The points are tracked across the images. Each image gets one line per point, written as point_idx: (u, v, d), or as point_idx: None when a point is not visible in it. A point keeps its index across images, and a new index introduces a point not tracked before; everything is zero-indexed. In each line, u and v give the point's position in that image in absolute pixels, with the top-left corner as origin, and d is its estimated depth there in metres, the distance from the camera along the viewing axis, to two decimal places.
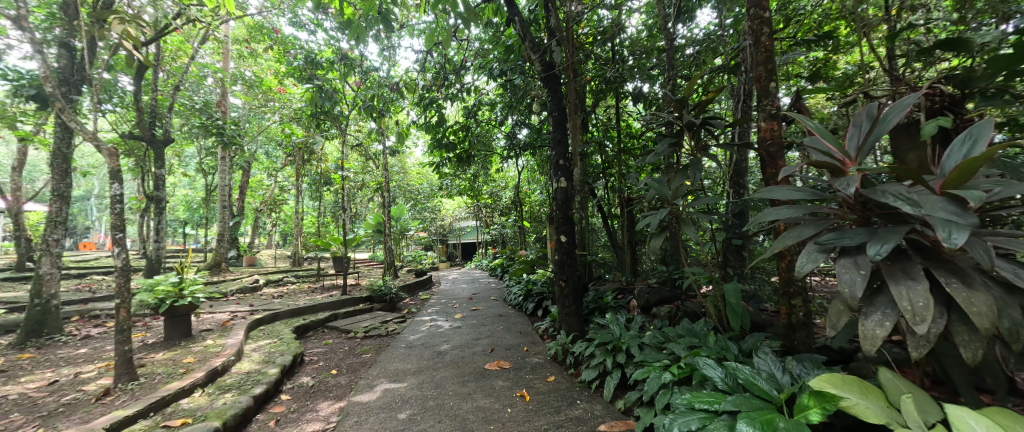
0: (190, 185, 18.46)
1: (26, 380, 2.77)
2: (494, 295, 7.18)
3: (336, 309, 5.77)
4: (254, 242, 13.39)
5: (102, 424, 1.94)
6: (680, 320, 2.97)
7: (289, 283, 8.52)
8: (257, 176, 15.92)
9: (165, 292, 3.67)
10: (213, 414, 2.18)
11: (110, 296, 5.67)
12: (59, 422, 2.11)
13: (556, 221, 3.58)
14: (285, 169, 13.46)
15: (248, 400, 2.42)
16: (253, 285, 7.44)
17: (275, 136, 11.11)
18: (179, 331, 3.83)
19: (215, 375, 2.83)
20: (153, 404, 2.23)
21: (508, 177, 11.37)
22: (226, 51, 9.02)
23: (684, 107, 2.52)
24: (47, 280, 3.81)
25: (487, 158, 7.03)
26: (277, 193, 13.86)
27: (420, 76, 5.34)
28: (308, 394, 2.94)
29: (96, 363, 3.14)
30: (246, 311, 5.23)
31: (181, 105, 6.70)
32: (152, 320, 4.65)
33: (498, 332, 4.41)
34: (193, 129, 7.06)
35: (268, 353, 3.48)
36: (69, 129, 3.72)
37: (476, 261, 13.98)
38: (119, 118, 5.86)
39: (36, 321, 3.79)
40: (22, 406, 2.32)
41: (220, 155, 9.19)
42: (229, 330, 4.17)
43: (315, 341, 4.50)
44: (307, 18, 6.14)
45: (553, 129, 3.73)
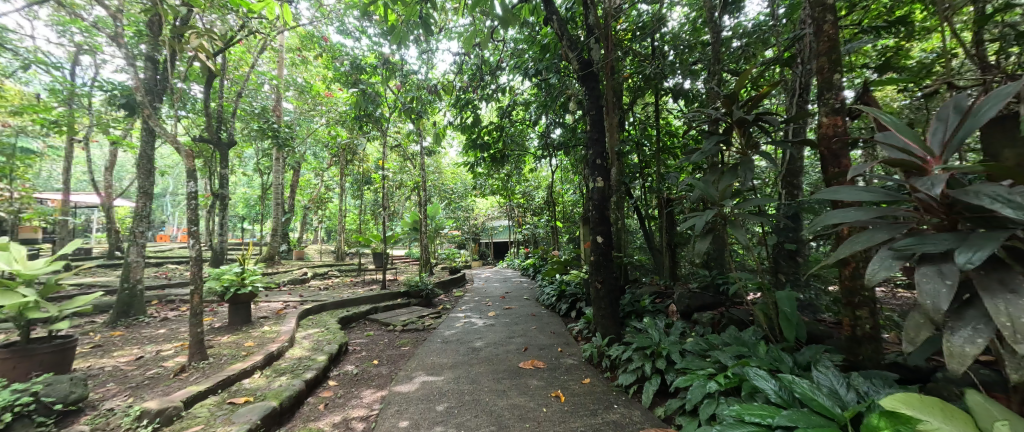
0: (248, 185, 20.08)
1: (119, 354, 3.15)
2: (526, 295, 7.20)
3: (376, 302, 6.04)
4: (302, 237, 14.30)
5: (180, 397, 2.16)
6: (725, 328, 2.82)
7: (333, 277, 9.04)
8: (305, 176, 17.05)
9: (230, 280, 4.03)
10: (271, 395, 2.36)
11: (182, 283, 6.31)
12: (147, 392, 2.39)
13: (592, 221, 3.52)
14: (330, 169, 14.30)
15: (301, 384, 2.60)
16: (302, 277, 7.97)
17: (323, 138, 11.81)
18: (241, 317, 4.18)
19: (272, 359, 3.06)
20: (220, 382, 2.45)
21: (541, 176, 11.29)
22: (281, 60, 9.76)
23: (734, 103, 2.38)
24: (135, 266, 4.30)
25: (521, 158, 7.06)
26: (324, 192, 14.76)
27: (457, 78, 5.43)
28: (353, 381, 3.10)
29: (173, 342, 3.51)
30: (296, 301, 5.62)
31: (242, 110, 7.38)
32: (218, 306, 5.12)
33: (531, 331, 4.41)
34: (252, 133, 7.70)
35: (317, 341, 3.73)
36: (153, 133, 4.19)
37: (508, 261, 14.05)
38: (193, 125, 6.51)
39: (125, 303, 4.30)
40: (116, 377, 2.65)
41: (275, 156, 9.97)
42: (282, 318, 4.51)
43: (358, 332, 4.73)
44: (353, 25, 6.49)
45: (590, 128, 3.69)
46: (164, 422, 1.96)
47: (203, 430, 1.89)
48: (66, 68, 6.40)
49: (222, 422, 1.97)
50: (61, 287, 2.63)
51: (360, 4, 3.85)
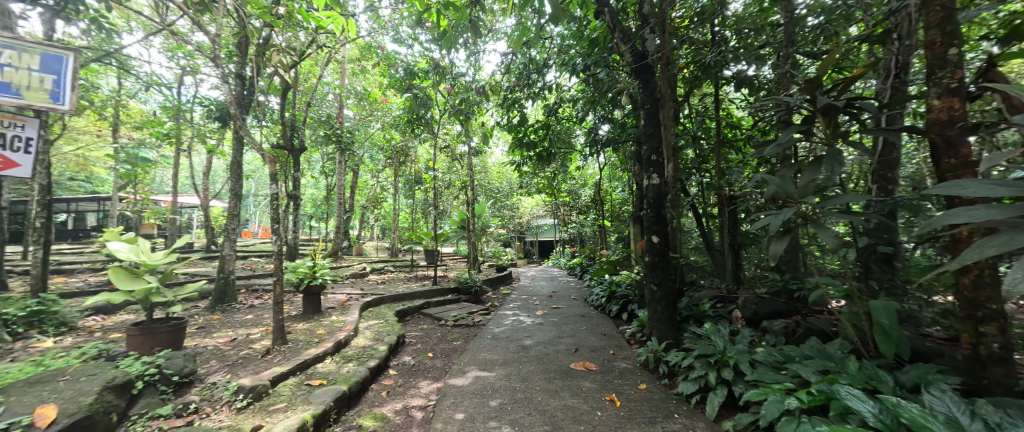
0: (315, 186, 21.98)
1: (217, 335, 3.61)
2: (574, 295, 7.09)
3: (429, 297, 6.30)
4: (361, 235, 15.36)
5: (267, 376, 2.43)
6: (802, 339, 2.55)
7: (388, 272, 9.61)
8: (363, 177, 18.28)
9: (304, 273, 4.44)
10: (341, 379, 2.56)
11: (263, 275, 7.08)
12: (240, 370, 2.71)
13: (647, 220, 3.36)
14: (385, 170, 15.20)
15: (365, 371, 2.79)
16: (362, 271, 8.55)
17: (379, 142, 12.57)
18: (313, 307, 4.59)
19: (340, 346, 3.33)
20: (299, 365, 2.71)
21: (588, 174, 11.04)
22: (343, 70, 10.53)
23: (817, 88, 2.12)
24: (228, 259, 4.89)
25: (569, 155, 6.96)
26: (380, 192, 15.72)
27: (505, 78, 5.48)
28: (411, 371, 3.27)
29: (258, 327, 3.94)
30: (358, 294, 6.05)
31: (311, 118, 8.08)
32: (292, 296, 5.67)
33: (581, 332, 4.33)
34: (319, 139, 8.41)
35: (378, 332, 3.98)
36: (240, 142, 4.74)
37: (554, 259, 13.95)
38: (271, 133, 7.26)
39: (220, 291, 4.92)
40: (216, 356, 3.04)
41: (338, 159, 10.80)
42: (347, 309, 4.87)
43: (413, 325, 4.98)
44: (406, 33, 6.82)
45: (644, 122, 3.53)
46: (255, 398, 2.21)
47: (286, 408, 2.11)
48: (175, 87, 7.47)
49: (301, 401, 2.17)
50: (175, 276, 3.05)
51: (415, 12, 4.03)
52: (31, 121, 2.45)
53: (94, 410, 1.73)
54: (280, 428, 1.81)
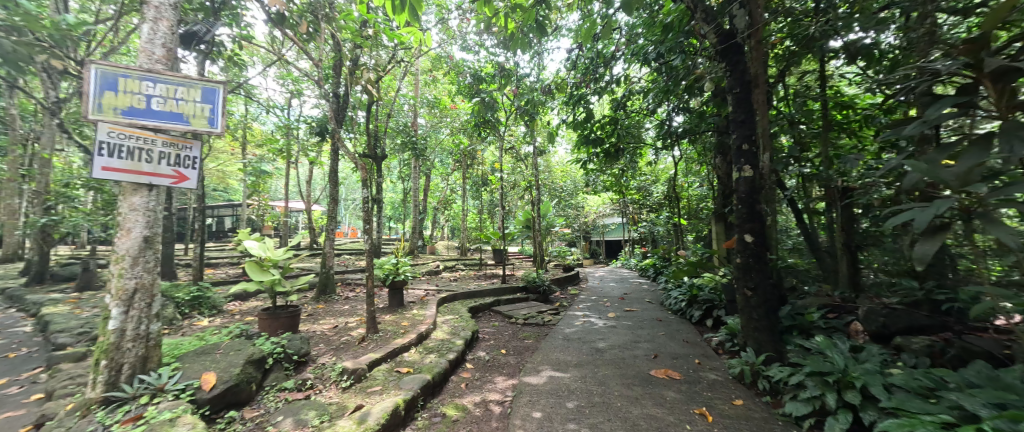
0: (394, 190, 24.00)
1: (321, 322, 4.13)
2: (648, 297, 6.70)
3: (500, 295, 6.46)
4: (434, 235, 16.36)
5: (364, 360, 2.70)
6: (957, 362, 2.06)
7: (459, 270, 10.07)
8: (435, 181, 19.47)
9: (389, 269, 4.85)
10: (425, 369, 2.74)
11: (353, 270, 7.92)
12: (342, 354, 3.05)
13: (738, 218, 3.00)
14: (454, 174, 15.98)
15: (446, 363, 2.94)
16: (436, 269, 9.09)
17: (449, 147, 13.27)
18: (397, 300, 5.00)
19: (422, 338, 3.57)
20: (389, 353, 2.97)
21: (660, 169, 10.35)
22: (417, 81, 11.31)
23: (980, 49, 1.68)
24: (327, 256, 5.56)
25: (639, 151, 6.59)
26: (450, 194, 16.58)
27: (570, 74, 5.36)
28: (486, 366, 3.38)
29: (353, 316, 4.41)
30: (434, 290, 6.44)
31: (390, 128, 8.82)
32: (378, 290, 6.24)
33: (660, 337, 4.06)
34: (398, 147, 9.15)
35: (454, 326, 4.19)
36: (335, 153, 5.37)
37: (624, 260, 13.35)
38: (358, 144, 8.09)
39: (321, 284, 5.61)
40: (322, 340, 3.48)
41: (413, 165, 11.64)
42: (426, 303, 5.22)
43: (486, 322, 5.14)
44: (473, 41, 7.07)
45: (732, 108, 3.17)
46: (356, 379, 2.47)
47: (381, 391, 2.31)
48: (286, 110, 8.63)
49: (394, 386, 2.37)
50: (292, 269, 3.54)
51: (483, 17, 4.13)
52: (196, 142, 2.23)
53: (240, 379, 2.09)
54: (378, 409, 1.99)
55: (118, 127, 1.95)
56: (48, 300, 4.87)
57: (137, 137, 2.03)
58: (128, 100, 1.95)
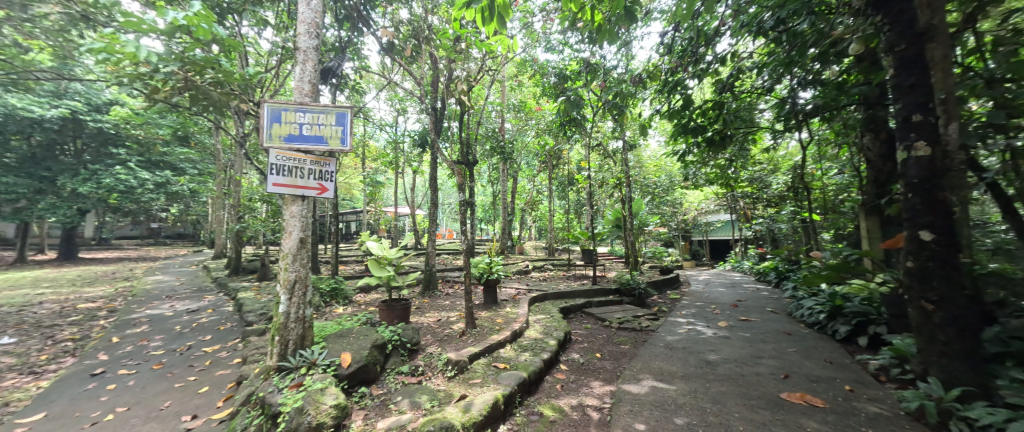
0: (483, 193, 25.39)
1: (428, 315, 4.57)
2: (769, 306, 5.83)
3: (591, 296, 6.32)
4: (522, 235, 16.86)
5: (465, 353, 2.90)
6: None
7: (548, 270, 10.16)
8: (522, 182, 19.99)
9: (482, 268, 5.11)
10: (521, 366, 2.83)
11: (452, 269, 8.59)
12: (446, 345, 3.34)
13: (912, 214, 2.21)
14: (540, 174, 16.19)
15: (540, 362, 3.00)
16: (526, 269, 9.32)
17: (534, 148, 13.47)
18: (491, 298, 5.26)
19: (517, 336, 3.70)
20: (488, 348, 3.15)
21: (780, 157, 8.90)
22: (503, 87, 11.75)
23: None
24: (430, 255, 6.11)
25: (752, 137, 5.78)
26: (536, 195, 16.84)
27: (663, 61, 4.97)
28: (582, 369, 3.34)
29: (455, 311, 4.78)
30: (525, 289, 6.61)
31: (481, 135, 9.34)
32: (475, 287, 6.66)
33: (786, 353, 3.50)
34: (487, 152, 9.62)
35: (547, 326, 4.25)
36: (435, 160, 5.86)
37: (734, 262, 11.85)
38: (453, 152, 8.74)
39: (426, 280, 6.21)
40: (430, 331, 3.85)
41: (501, 168, 12.16)
42: (518, 302, 5.39)
43: (578, 323, 5.08)
44: (557, 40, 7.05)
45: (893, 71, 2.39)
46: (458, 370, 2.68)
47: (482, 383, 2.46)
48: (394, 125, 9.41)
49: (492, 380, 2.51)
50: (403, 266, 3.99)
51: (569, 15, 4.07)
52: (330, 160, 2.65)
53: (368, 360, 2.43)
54: (480, 400, 2.12)
55: (282, 151, 2.44)
56: (238, 288, 6.34)
57: (293, 158, 2.49)
58: (288, 128, 2.45)
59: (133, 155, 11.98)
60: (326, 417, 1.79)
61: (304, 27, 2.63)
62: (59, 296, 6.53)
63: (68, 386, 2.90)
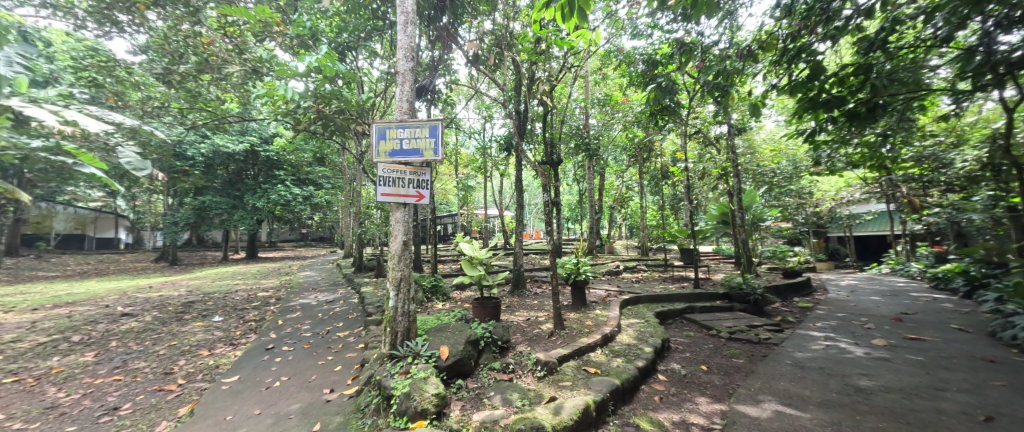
0: (570, 192, 25.10)
1: (517, 314, 4.69)
2: (958, 323, 4.46)
3: (692, 301, 5.73)
4: (611, 234, 16.19)
5: (555, 354, 2.89)
6: None
7: (642, 271, 9.55)
8: (610, 179, 19.18)
9: (570, 268, 5.00)
10: (614, 373, 2.70)
11: (541, 268, 8.68)
12: (536, 345, 3.38)
13: None
14: (630, 169, 15.34)
15: (635, 370, 2.81)
16: (617, 269, 8.91)
17: (622, 142, 12.81)
18: (580, 299, 5.15)
19: (608, 340, 3.55)
20: (577, 350, 3.08)
21: (966, 127, 6.75)
22: (587, 82, 11.45)
23: None
24: (518, 255, 6.26)
25: (915, 106, 4.53)
26: (626, 192, 15.99)
27: (779, 28, 4.23)
28: (684, 382, 3.03)
29: (543, 311, 4.80)
30: (616, 291, 6.31)
31: (565, 133, 9.24)
32: (563, 288, 6.61)
33: (978, 386, 2.65)
34: (572, 150, 9.47)
35: (641, 331, 3.98)
36: (521, 163, 5.99)
37: (899, 265, 9.33)
38: (538, 152, 8.83)
39: (515, 279, 6.38)
40: (520, 330, 3.95)
41: (587, 165, 11.88)
42: (609, 304, 5.18)
43: (678, 330, 4.64)
44: (645, 24, 6.58)
45: None
46: (548, 371, 2.67)
47: (572, 387, 2.42)
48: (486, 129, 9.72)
49: (583, 385, 2.44)
50: (492, 266, 4.17)
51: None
52: (425, 170, 2.89)
53: (463, 354, 2.58)
54: (571, 404, 2.07)
55: (388, 164, 2.77)
56: (361, 283, 7.41)
57: (396, 172, 2.78)
58: (392, 144, 2.77)
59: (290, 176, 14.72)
60: (429, 404, 1.95)
61: (403, 53, 2.92)
62: (244, 286, 8.50)
63: (251, 356, 3.74)
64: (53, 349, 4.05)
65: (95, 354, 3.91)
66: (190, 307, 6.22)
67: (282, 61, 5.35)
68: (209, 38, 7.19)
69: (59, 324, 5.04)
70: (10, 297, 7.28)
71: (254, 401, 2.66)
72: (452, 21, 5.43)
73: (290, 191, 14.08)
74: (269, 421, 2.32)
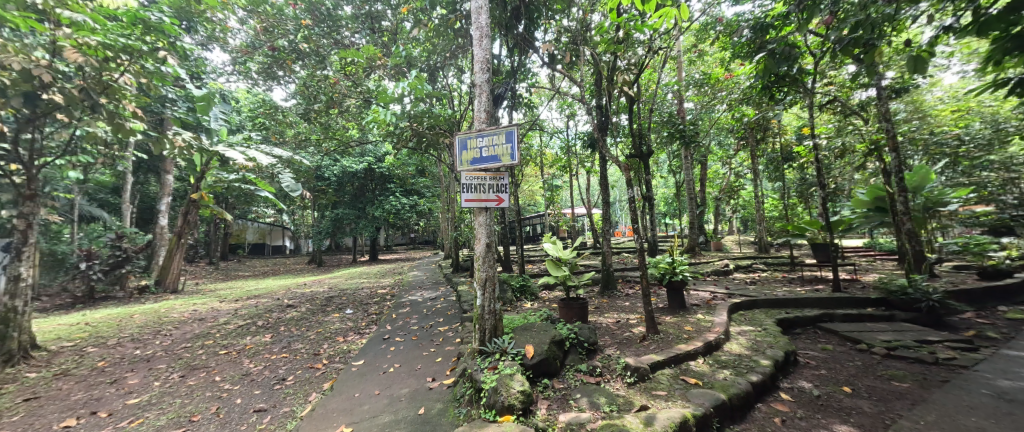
0: (668, 184, 23.14)
1: (607, 316, 4.53)
2: None
3: (826, 306, 4.75)
4: (719, 229, 14.43)
5: (647, 361, 2.71)
6: None
7: (758, 270, 8.29)
8: (714, 166, 17.12)
9: (664, 268, 4.59)
10: (719, 386, 2.38)
11: (635, 268, 8.21)
12: (626, 349, 3.20)
13: None
14: (738, 154, 13.47)
15: (747, 384, 2.43)
16: (725, 269, 7.91)
17: (726, 124, 11.33)
18: (678, 301, 4.72)
19: (712, 349, 3.17)
20: (673, 358, 2.83)
21: None
22: (680, 63, 10.44)
23: None
24: (607, 254, 6.02)
25: None
26: (735, 180, 14.08)
27: None
28: (816, 404, 2.48)
29: (635, 314, 4.54)
30: (724, 293, 5.61)
31: (656, 122, 8.57)
32: (659, 289, 6.16)
33: None
34: (665, 139, 8.74)
35: (755, 341, 3.46)
36: (606, 158, 5.74)
37: None
38: (626, 146, 8.36)
39: (605, 279, 6.15)
40: (610, 332, 3.80)
41: (684, 155, 10.85)
42: (714, 308, 4.62)
43: (806, 341, 3.89)
44: None
45: None
46: (639, 378, 2.52)
47: (667, 397, 2.24)
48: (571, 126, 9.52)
49: (680, 396, 2.24)
50: (577, 266, 4.12)
51: None
52: (504, 175, 2.98)
53: (548, 354, 2.61)
54: (665, 415, 1.89)
55: (470, 172, 2.96)
56: (459, 281, 8.04)
57: (478, 178, 2.94)
58: (473, 153, 2.98)
59: (398, 187, 16.79)
60: (515, 400, 2.02)
61: (479, 66, 3.08)
62: (368, 284, 10.01)
63: (372, 344, 4.37)
64: (249, 330, 5.37)
65: (270, 336, 5.04)
66: (330, 300, 7.58)
67: (385, 89, 6.14)
68: (333, 77, 8.65)
69: (250, 311, 6.65)
70: (222, 291, 9.92)
71: (374, 382, 3.10)
72: (528, 26, 5.53)
73: (399, 201, 16.00)
74: (385, 401, 2.69)
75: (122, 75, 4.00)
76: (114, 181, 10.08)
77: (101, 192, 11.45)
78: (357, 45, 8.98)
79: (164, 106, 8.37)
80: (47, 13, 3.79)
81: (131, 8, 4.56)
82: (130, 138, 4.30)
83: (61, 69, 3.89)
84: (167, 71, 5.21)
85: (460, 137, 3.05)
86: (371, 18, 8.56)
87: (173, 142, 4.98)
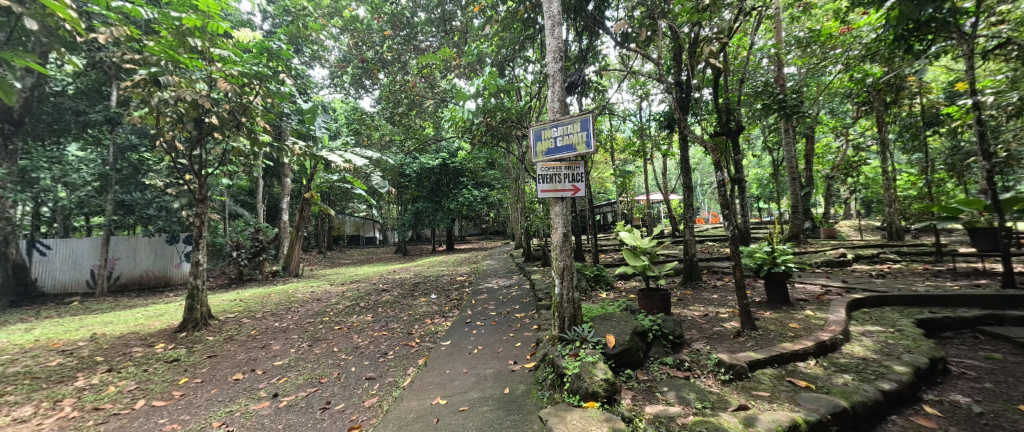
0: (761, 164, 20.50)
1: (694, 309, 4.22)
2: None
3: (991, 306, 3.81)
4: (829, 212, 12.39)
5: (743, 358, 2.49)
6: None
7: (887, 260, 6.95)
8: (824, 140, 14.61)
9: (762, 258, 4.10)
10: (837, 391, 2.08)
11: (723, 258, 7.49)
12: (719, 344, 2.97)
13: None
14: (857, 122, 11.31)
15: (876, 392, 2.08)
16: (841, 259, 6.78)
17: (839, 88, 9.58)
18: (780, 296, 4.20)
19: (826, 349, 2.78)
20: (776, 357, 2.55)
21: None
22: (778, 23, 9.07)
23: None
24: (689, 243, 5.57)
25: None
26: (852, 153, 11.89)
27: None
28: (977, 420, 2.01)
29: (726, 307, 4.16)
30: (839, 287, 4.84)
31: (747, 93, 7.62)
32: (754, 282, 5.54)
33: None
34: (759, 112, 7.73)
35: (885, 344, 2.94)
36: (687, 138, 5.29)
37: None
38: (710, 123, 7.61)
39: (687, 270, 5.72)
40: (697, 326, 3.55)
41: (784, 128, 9.46)
42: (828, 304, 4.00)
43: (961, 348, 3.18)
44: None
45: None
46: (735, 375, 2.35)
47: (770, 399, 2.05)
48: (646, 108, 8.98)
49: (786, 399, 2.02)
50: (658, 255, 3.90)
51: None
52: (580, 164, 2.96)
53: (630, 344, 2.55)
54: (768, 417, 1.73)
55: (546, 163, 2.99)
56: (531, 270, 8.21)
57: (553, 169, 2.96)
58: (548, 144, 3.01)
59: (471, 180, 17.56)
60: (598, 388, 2.03)
61: (552, 55, 3.06)
62: (447, 272, 10.78)
63: (457, 327, 4.73)
64: (354, 309, 6.21)
65: (371, 316, 5.75)
66: (417, 286, 8.34)
67: (459, 88, 6.45)
68: (412, 81, 9.33)
69: (353, 294, 7.65)
70: (331, 276, 11.54)
71: (462, 362, 3.36)
72: (597, 7, 5.28)
73: (472, 193, 16.77)
74: (474, 379, 2.90)
75: (255, 97, 4.83)
76: (250, 185, 12.26)
77: (241, 195, 14.01)
78: (431, 48, 9.52)
79: (282, 120, 9.90)
80: (205, 53, 4.74)
81: (258, 40, 5.45)
82: (263, 149, 5.17)
83: (215, 97, 4.83)
84: (284, 91, 6.16)
85: (535, 129, 3.10)
86: (444, 21, 9.00)
87: (292, 150, 5.88)
